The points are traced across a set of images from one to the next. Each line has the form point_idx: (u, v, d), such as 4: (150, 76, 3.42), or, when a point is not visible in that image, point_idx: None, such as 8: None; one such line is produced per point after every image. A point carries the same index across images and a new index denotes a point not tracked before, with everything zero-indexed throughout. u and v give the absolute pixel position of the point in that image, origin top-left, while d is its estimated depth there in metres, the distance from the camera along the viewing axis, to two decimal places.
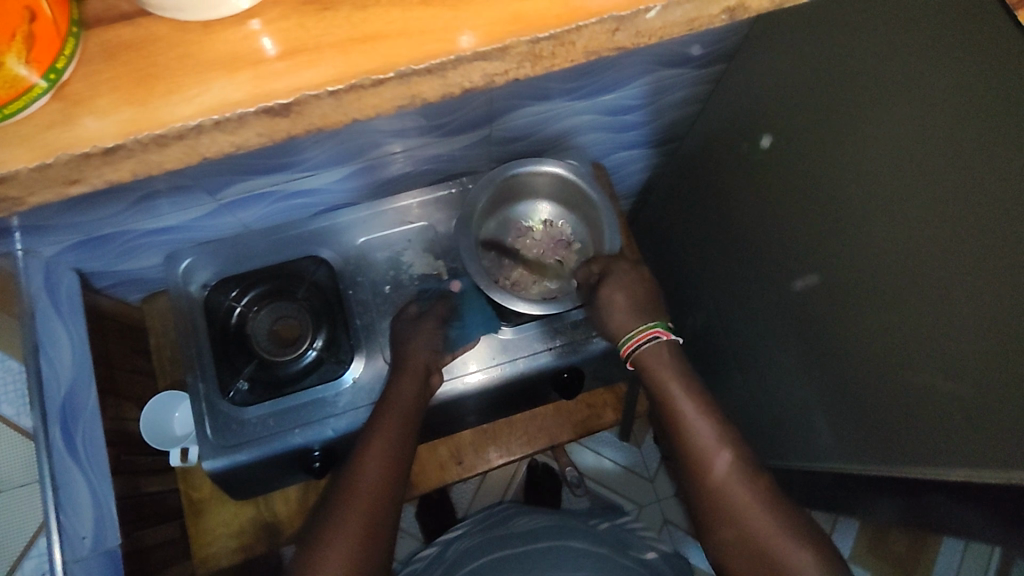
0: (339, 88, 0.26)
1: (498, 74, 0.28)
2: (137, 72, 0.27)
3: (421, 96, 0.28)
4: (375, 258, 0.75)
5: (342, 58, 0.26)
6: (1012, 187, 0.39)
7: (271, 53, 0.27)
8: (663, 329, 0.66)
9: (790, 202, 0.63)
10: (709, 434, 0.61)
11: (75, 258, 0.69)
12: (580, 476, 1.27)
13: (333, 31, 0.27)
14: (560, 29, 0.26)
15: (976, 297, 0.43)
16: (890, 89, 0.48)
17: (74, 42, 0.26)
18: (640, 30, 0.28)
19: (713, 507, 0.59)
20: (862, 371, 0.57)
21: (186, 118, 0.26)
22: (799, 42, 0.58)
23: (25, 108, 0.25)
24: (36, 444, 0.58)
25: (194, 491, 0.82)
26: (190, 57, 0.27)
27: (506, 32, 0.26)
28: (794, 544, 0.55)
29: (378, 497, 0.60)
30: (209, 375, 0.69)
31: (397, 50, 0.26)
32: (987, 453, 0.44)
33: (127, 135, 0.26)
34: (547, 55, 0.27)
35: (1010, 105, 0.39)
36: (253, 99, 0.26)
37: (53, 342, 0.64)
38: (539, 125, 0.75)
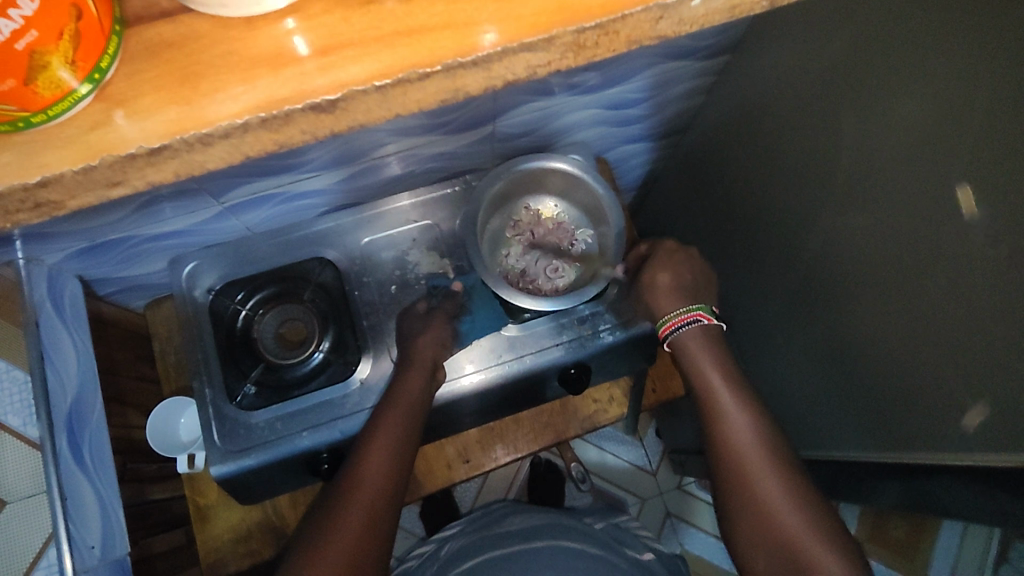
0: (385, 83, 0.26)
1: (540, 66, 0.28)
2: (179, 71, 0.27)
3: (464, 90, 0.28)
4: (381, 258, 0.74)
5: (389, 52, 0.27)
6: (1015, 169, 0.39)
7: (304, 52, 0.27)
8: (705, 313, 0.70)
9: (794, 192, 0.63)
10: (746, 431, 0.63)
11: (78, 264, 0.69)
12: (585, 473, 1.27)
13: (378, 25, 0.27)
14: (606, 18, 0.27)
15: (980, 282, 0.43)
16: (893, 76, 0.48)
17: (118, 40, 0.27)
18: (683, 18, 0.28)
19: (743, 499, 0.60)
20: (862, 359, 0.58)
21: (232, 116, 0.26)
22: (802, 32, 0.57)
23: (68, 109, 0.26)
24: (42, 453, 0.58)
25: (200, 496, 0.81)
26: (233, 54, 0.27)
27: (552, 22, 0.26)
28: (813, 535, 0.56)
29: (378, 491, 0.62)
30: (216, 380, 0.69)
31: (441, 44, 0.26)
32: (986, 435, 0.45)
33: (172, 135, 0.26)
34: (590, 45, 0.28)
35: (999, 87, 0.39)
36: (299, 97, 0.26)
37: (58, 351, 0.63)
38: (541, 122, 0.76)
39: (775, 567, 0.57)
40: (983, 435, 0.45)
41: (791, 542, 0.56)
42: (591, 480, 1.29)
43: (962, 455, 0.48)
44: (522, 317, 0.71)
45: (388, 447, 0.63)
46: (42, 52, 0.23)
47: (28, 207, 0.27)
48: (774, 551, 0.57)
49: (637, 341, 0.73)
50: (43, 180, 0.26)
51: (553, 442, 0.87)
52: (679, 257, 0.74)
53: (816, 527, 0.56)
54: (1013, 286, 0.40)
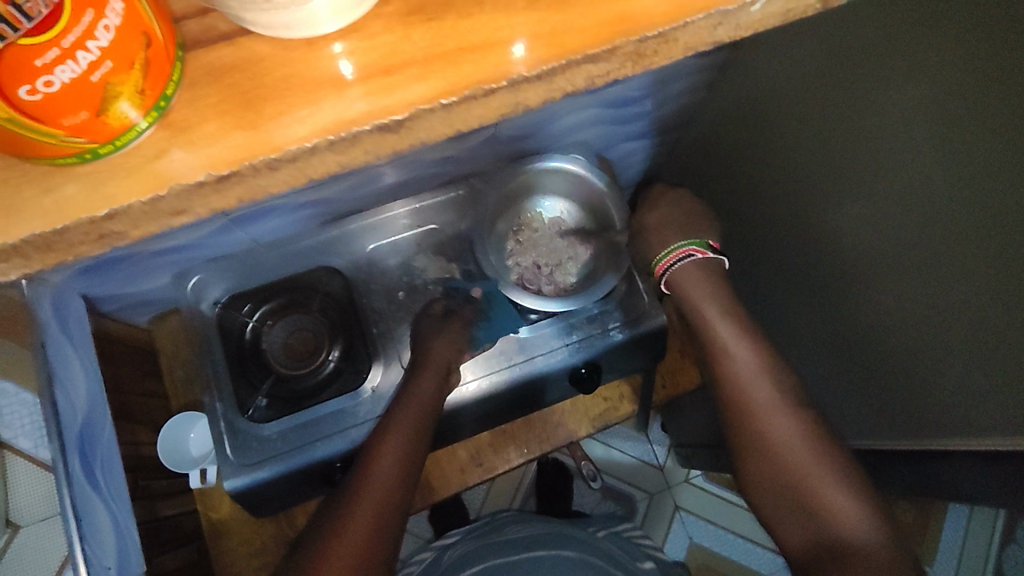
0: (451, 100, 0.26)
1: (600, 76, 0.28)
2: (241, 95, 0.26)
3: (526, 102, 0.28)
4: (386, 265, 0.74)
5: (453, 69, 0.26)
6: (1001, 161, 0.39)
7: (352, 76, 0.26)
8: (698, 249, 0.66)
9: (797, 186, 0.63)
10: (752, 362, 0.61)
11: (82, 282, 0.68)
12: (596, 470, 1.29)
13: (441, 41, 0.26)
14: (669, 26, 0.26)
15: (977, 269, 0.43)
16: (882, 69, 0.47)
17: (181, 65, 0.25)
18: (739, 24, 0.27)
19: (750, 440, 0.59)
20: (871, 349, 0.58)
21: (300, 139, 0.25)
22: (794, 29, 0.57)
23: (133, 139, 0.25)
24: (55, 475, 0.57)
25: (213, 511, 0.82)
26: (297, 77, 0.26)
27: (615, 31, 0.26)
28: (822, 471, 0.55)
29: (390, 490, 0.61)
30: (226, 394, 0.68)
31: (506, 58, 0.26)
32: (990, 422, 0.45)
33: (240, 161, 0.25)
34: (649, 53, 0.27)
35: (985, 80, 0.39)
36: (368, 116, 0.26)
37: (68, 372, 0.62)
38: (541, 123, 0.75)
39: (778, 502, 0.57)
40: (984, 423, 0.46)
41: (801, 484, 0.55)
42: (601, 478, 1.29)
43: (970, 439, 0.48)
44: (530, 319, 0.71)
45: (400, 449, 0.62)
46: (115, 83, 0.22)
47: (92, 239, 0.26)
48: (788, 497, 0.56)
49: (648, 337, 0.73)
50: (111, 213, 0.25)
51: (565, 444, 0.87)
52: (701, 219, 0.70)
53: (828, 465, 0.55)
54: (1005, 276, 0.41)
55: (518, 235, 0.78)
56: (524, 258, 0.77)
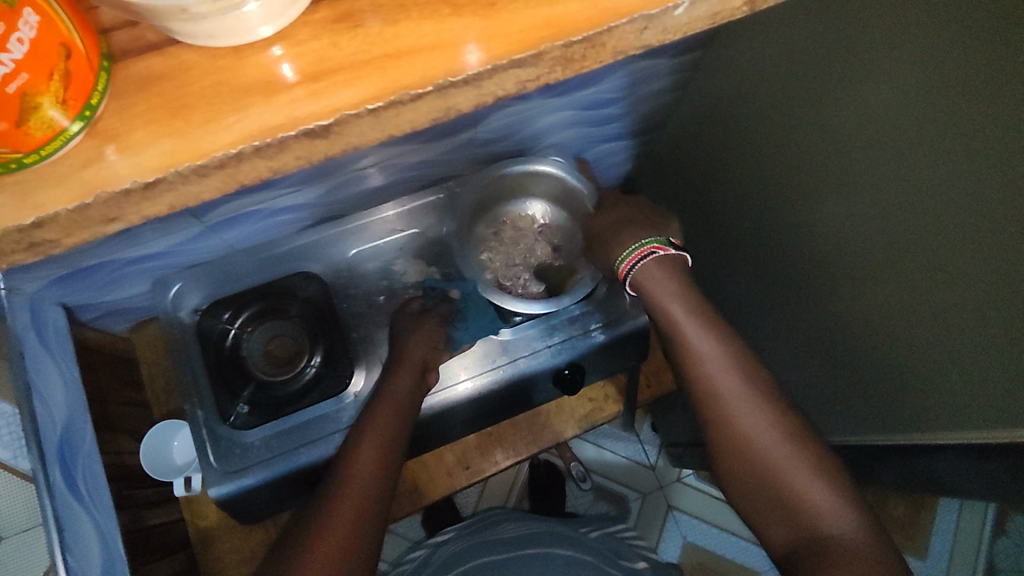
0: (378, 105, 0.27)
1: (530, 79, 0.29)
2: (169, 104, 0.27)
3: (457, 107, 0.29)
4: (366, 269, 0.74)
5: (380, 74, 0.27)
6: (975, 155, 0.40)
7: (291, 79, 0.27)
8: (660, 246, 0.64)
9: (773, 185, 0.64)
10: (718, 357, 0.59)
11: (59, 291, 0.68)
12: (586, 471, 1.29)
13: (367, 48, 0.28)
14: (593, 31, 0.28)
15: (963, 258, 0.43)
16: (852, 66, 0.48)
17: (107, 77, 0.27)
18: (666, 27, 0.29)
19: (724, 433, 0.58)
20: (849, 341, 0.58)
21: (226, 145, 0.27)
22: (764, 31, 0.58)
23: (60, 148, 0.26)
24: (36, 486, 0.57)
25: (201, 520, 0.81)
26: (224, 84, 0.27)
27: (542, 36, 0.27)
28: (801, 464, 0.55)
29: (371, 485, 0.60)
30: (208, 402, 0.68)
31: (433, 63, 0.27)
32: (976, 413, 0.45)
33: (166, 168, 0.27)
34: (578, 57, 0.29)
35: (954, 76, 0.40)
36: (292, 123, 0.27)
37: (46, 381, 0.62)
38: (517, 126, 0.76)
39: (753, 495, 0.57)
40: (968, 413, 0.46)
41: (776, 474, 0.55)
42: (592, 478, 1.29)
43: (959, 432, 0.48)
44: (513, 321, 0.71)
45: (379, 444, 0.62)
46: (33, 93, 0.24)
47: (24, 246, 0.28)
48: (767, 489, 0.56)
49: (627, 337, 0.74)
50: (39, 220, 0.26)
51: (552, 445, 0.88)
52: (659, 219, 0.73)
53: (800, 453, 0.56)
54: (982, 267, 0.41)
55: (493, 232, 0.78)
56: (497, 255, 0.78)
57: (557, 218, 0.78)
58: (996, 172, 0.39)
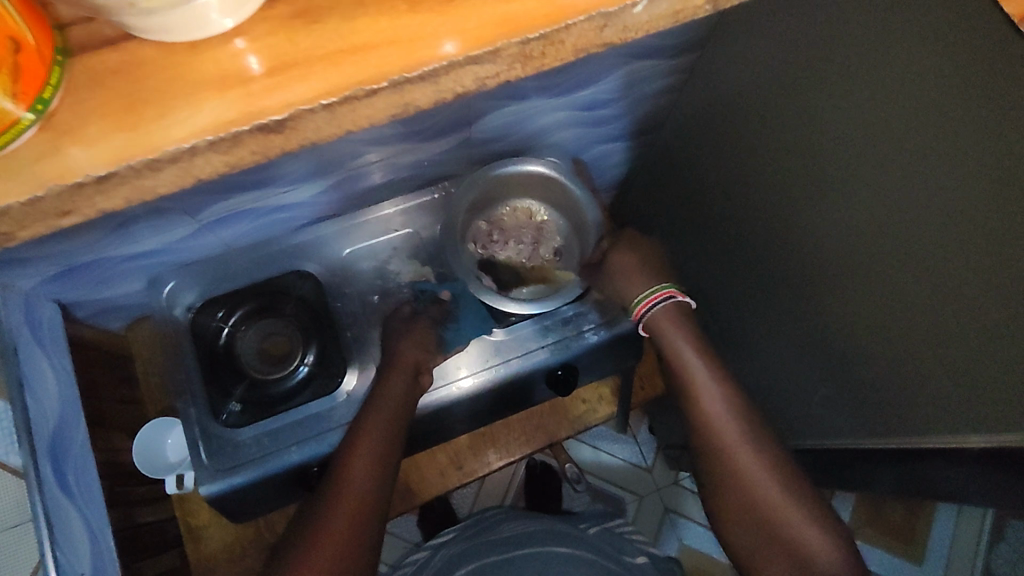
0: (332, 100, 0.28)
1: (489, 77, 0.30)
2: (124, 99, 0.28)
3: (413, 104, 0.30)
4: (360, 268, 0.74)
5: (333, 69, 0.28)
6: (980, 163, 0.40)
7: (258, 70, 0.28)
8: (675, 292, 0.66)
9: (765, 188, 0.64)
10: (719, 403, 0.61)
11: (54, 288, 0.68)
12: (581, 473, 1.29)
13: (322, 42, 0.28)
14: (551, 28, 0.29)
15: (964, 259, 0.42)
16: (852, 68, 0.48)
17: (60, 71, 0.27)
18: (627, 25, 0.30)
19: (721, 472, 0.60)
20: (841, 344, 0.58)
21: (178, 140, 0.27)
22: (762, 32, 0.58)
23: (14, 142, 0.27)
24: (25, 482, 0.57)
25: (192, 517, 0.81)
26: (178, 78, 0.28)
27: (497, 35, 0.28)
28: (795, 507, 0.56)
29: (363, 499, 0.60)
30: (200, 400, 0.68)
31: (388, 60, 0.28)
32: (974, 417, 0.45)
33: (118, 161, 0.27)
34: (537, 55, 0.30)
35: (965, 80, 0.40)
36: (247, 118, 0.28)
37: (38, 377, 0.62)
38: (515, 126, 0.76)
39: (750, 533, 0.58)
40: (962, 415, 0.46)
41: (772, 514, 0.57)
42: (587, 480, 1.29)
43: (954, 434, 0.47)
44: (508, 321, 0.71)
45: (371, 455, 0.62)
46: None
47: None
48: (762, 528, 0.57)
49: (621, 339, 0.74)
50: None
51: (545, 446, 0.88)
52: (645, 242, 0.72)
53: (795, 496, 0.57)
54: (982, 274, 0.41)
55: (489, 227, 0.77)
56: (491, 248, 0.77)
57: (554, 220, 0.79)
58: (1002, 181, 0.39)
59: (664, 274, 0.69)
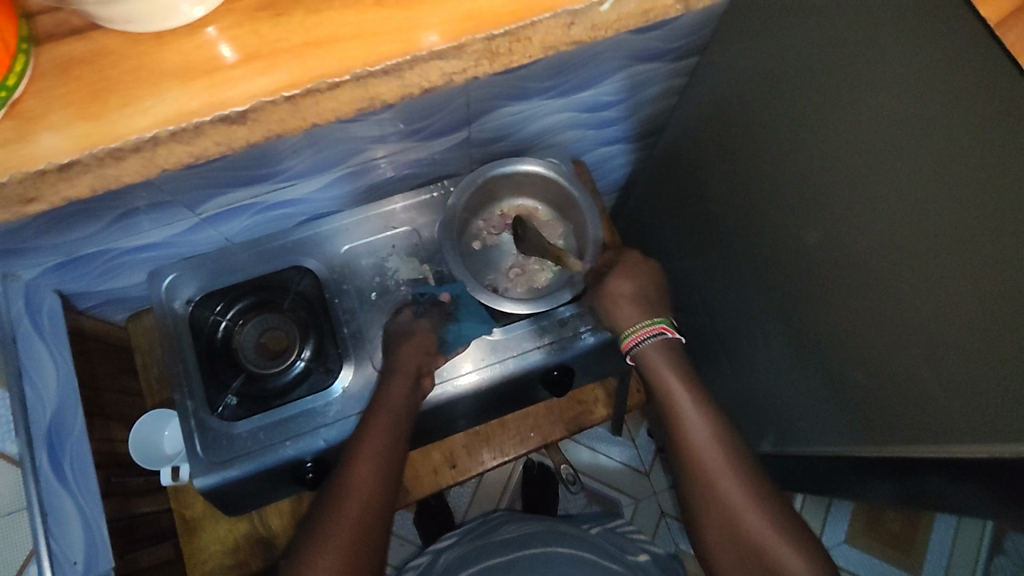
0: (295, 89, 0.39)
1: (452, 71, 0.42)
2: (84, 88, 0.38)
3: (378, 93, 0.42)
4: (359, 265, 0.75)
5: (298, 58, 0.39)
6: (982, 175, 0.40)
7: (226, 59, 0.39)
8: (667, 326, 0.67)
9: (762, 192, 0.64)
10: (703, 431, 0.62)
11: (55, 279, 0.68)
12: (578, 474, 1.29)
13: (292, 35, 0.39)
14: (501, 24, 0.40)
15: (965, 267, 0.42)
16: (854, 73, 0.48)
17: (24, 58, 0.37)
18: (579, 27, 0.43)
19: (702, 500, 0.60)
20: (838, 352, 0.57)
21: (140, 127, 0.38)
22: (763, 37, 0.58)
23: None
24: (21, 469, 0.57)
25: (187, 509, 0.81)
26: (140, 69, 0.39)
27: (460, 30, 0.40)
28: (776, 532, 0.56)
29: (369, 505, 0.61)
30: (197, 393, 0.69)
31: (355, 53, 0.39)
32: (975, 428, 0.44)
33: (81, 146, 0.38)
34: (498, 50, 0.42)
35: (970, 89, 0.40)
36: (208, 108, 0.39)
37: (37, 366, 0.63)
38: (516, 126, 0.76)
39: (734, 562, 0.58)
40: (961, 427, 0.45)
41: (756, 541, 0.56)
42: (584, 482, 1.29)
43: (957, 447, 0.46)
44: (503, 320, 0.71)
45: (375, 460, 0.62)
46: None
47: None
48: (745, 556, 0.57)
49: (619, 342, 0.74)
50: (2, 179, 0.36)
51: (540, 446, 0.87)
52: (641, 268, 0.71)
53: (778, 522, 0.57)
54: (981, 287, 0.41)
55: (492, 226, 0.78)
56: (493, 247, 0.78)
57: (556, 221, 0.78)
58: (1004, 196, 0.38)
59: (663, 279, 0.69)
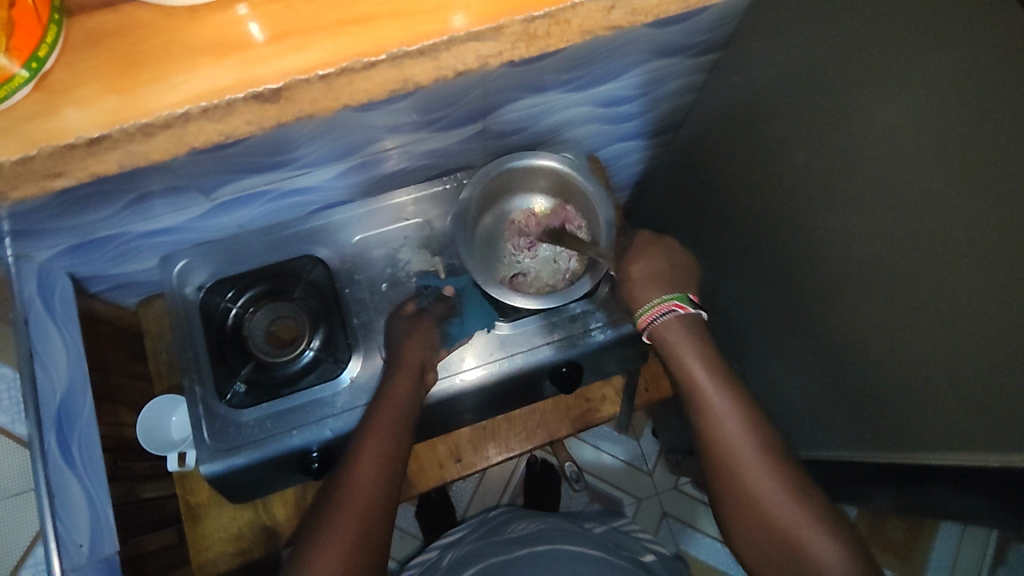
0: (328, 71, 0.34)
1: (491, 54, 0.37)
2: (120, 60, 0.35)
3: (411, 78, 0.36)
4: (372, 256, 0.75)
5: (330, 41, 0.34)
6: (996, 183, 0.39)
7: (258, 38, 0.35)
8: (681, 303, 0.67)
9: (779, 191, 0.63)
10: (733, 422, 0.61)
11: (69, 261, 0.68)
12: (581, 472, 1.29)
13: (323, 15, 0.35)
14: (555, 7, 0.35)
15: (979, 275, 0.42)
16: (879, 73, 0.47)
17: (56, 29, 0.34)
18: (635, 8, 0.37)
19: (736, 500, 0.59)
20: (854, 356, 0.57)
21: (169, 105, 0.34)
22: (787, 34, 0.57)
23: (9, 96, 0.33)
24: (31, 450, 0.57)
25: (191, 495, 0.81)
26: (176, 42, 0.35)
27: (505, 12, 0.35)
28: (813, 526, 0.55)
29: (370, 498, 0.60)
30: (207, 378, 0.69)
31: (389, 33, 0.34)
32: (985, 437, 0.44)
33: (110, 126, 0.33)
34: (542, 33, 0.36)
35: (993, 96, 0.39)
36: (242, 85, 0.34)
37: (48, 348, 0.63)
38: (533, 119, 0.75)
39: (772, 557, 0.57)
40: (973, 435, 0.45)
41: (794, 536, 0.56)
42: (587, 480, 1.29)
43: (963, 455, 0.46)
44: (512, 316, 0.71)
45: (377, 454, 0.62)
46: None
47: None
48: (780, 551, 0.56)
49: (629, 339, 0.73)
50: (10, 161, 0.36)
51: (545, 442, 0.87)
52: (655, 249, 0.72)
53: (813, 515, 0.56)
54: (993, 295, 0.41)
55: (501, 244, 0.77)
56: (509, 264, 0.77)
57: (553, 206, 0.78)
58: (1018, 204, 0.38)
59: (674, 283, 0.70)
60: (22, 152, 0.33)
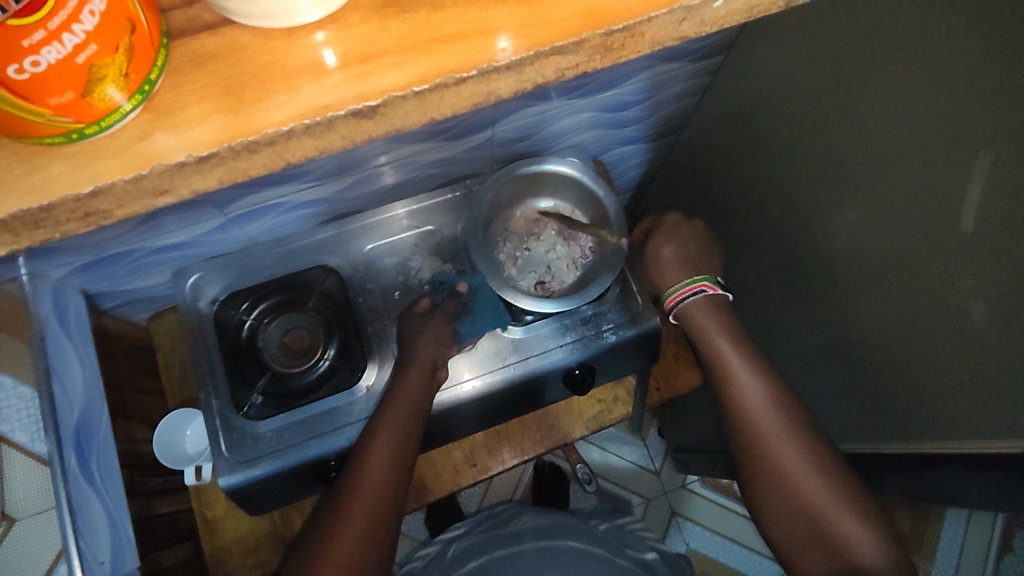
0: (423, 87, 0.30)
1: (570, 67, 0.33)
2: (222, 82, 0.31)
3: (498, 91, 0.32)
4: (383, 264, 0.75)
5: (425, 58, 0.31)
6: (987, 166, 0.40)
7: (332, 63, 0.31)
8: (710, 283, 0.70)
9: (782, 194, 0.64)
10: (758, 394, 0.63)
11: (82, 278, 0.69)
12: (591, 473, 1.30)
13: (413, 32, 0.31)
14: (633, 21, 0.31)
15: (976, 260, 0.42)
16: (872, 71, 0.48)
17: (164, 52, 0.30)
18: (704, 19, 0.33)
19: (763, 476, 0.61)
20: (859, 353, 0.57)
21: (278, 123, 0.30)
22: (788, 42, 0.58)
23: (118, 122, 0.29)
24: (52, 468, 0.57)
25: (208, 509, 0.81)
26: (276, 64, 0.31)
27: (584, 25, 0.31)
28: (834, 496, 0.57)
29: (377, 500, 0.62)
30: (223, 392, 0.69)
31: (473, 50, 0.31)
32: (986, 421, 0.44)
33: (220, 143, 0.30)
34: (618, 46, 0.32)
35: (976, 84, 0.40)
36: (342, 101, 0.30)
37: (65, 364, 0.63)
38: (537, 126, 0.76)
39: (795, 530, 0.58)
40: (978, 423, 0.45)
41: (823, 514, 0.57)
42: (597, 482, 1.30)
43: (973, 441, 0.46)
44: (524, 319, 0.71)
45: (384, 457, 0.62)
46: (101, 66, 0.27)
47: (80, 217, 0.31)
48: (797, 522, 0.58)
49: (640, 339, 0.73)
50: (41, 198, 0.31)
51: (559, 445, 0.87)
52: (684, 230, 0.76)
53: (840, 494, 0.57)
54: (989, 278, 0.41)
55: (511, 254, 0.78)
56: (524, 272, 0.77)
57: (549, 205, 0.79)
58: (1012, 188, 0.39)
59: (681, 282, 0.71)
60: (135, 170, 0.29)
